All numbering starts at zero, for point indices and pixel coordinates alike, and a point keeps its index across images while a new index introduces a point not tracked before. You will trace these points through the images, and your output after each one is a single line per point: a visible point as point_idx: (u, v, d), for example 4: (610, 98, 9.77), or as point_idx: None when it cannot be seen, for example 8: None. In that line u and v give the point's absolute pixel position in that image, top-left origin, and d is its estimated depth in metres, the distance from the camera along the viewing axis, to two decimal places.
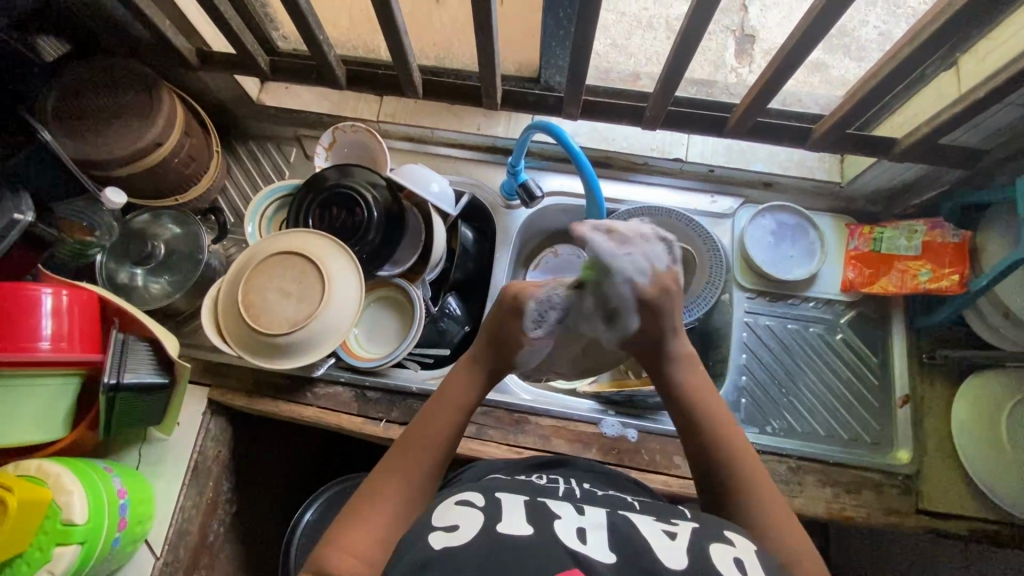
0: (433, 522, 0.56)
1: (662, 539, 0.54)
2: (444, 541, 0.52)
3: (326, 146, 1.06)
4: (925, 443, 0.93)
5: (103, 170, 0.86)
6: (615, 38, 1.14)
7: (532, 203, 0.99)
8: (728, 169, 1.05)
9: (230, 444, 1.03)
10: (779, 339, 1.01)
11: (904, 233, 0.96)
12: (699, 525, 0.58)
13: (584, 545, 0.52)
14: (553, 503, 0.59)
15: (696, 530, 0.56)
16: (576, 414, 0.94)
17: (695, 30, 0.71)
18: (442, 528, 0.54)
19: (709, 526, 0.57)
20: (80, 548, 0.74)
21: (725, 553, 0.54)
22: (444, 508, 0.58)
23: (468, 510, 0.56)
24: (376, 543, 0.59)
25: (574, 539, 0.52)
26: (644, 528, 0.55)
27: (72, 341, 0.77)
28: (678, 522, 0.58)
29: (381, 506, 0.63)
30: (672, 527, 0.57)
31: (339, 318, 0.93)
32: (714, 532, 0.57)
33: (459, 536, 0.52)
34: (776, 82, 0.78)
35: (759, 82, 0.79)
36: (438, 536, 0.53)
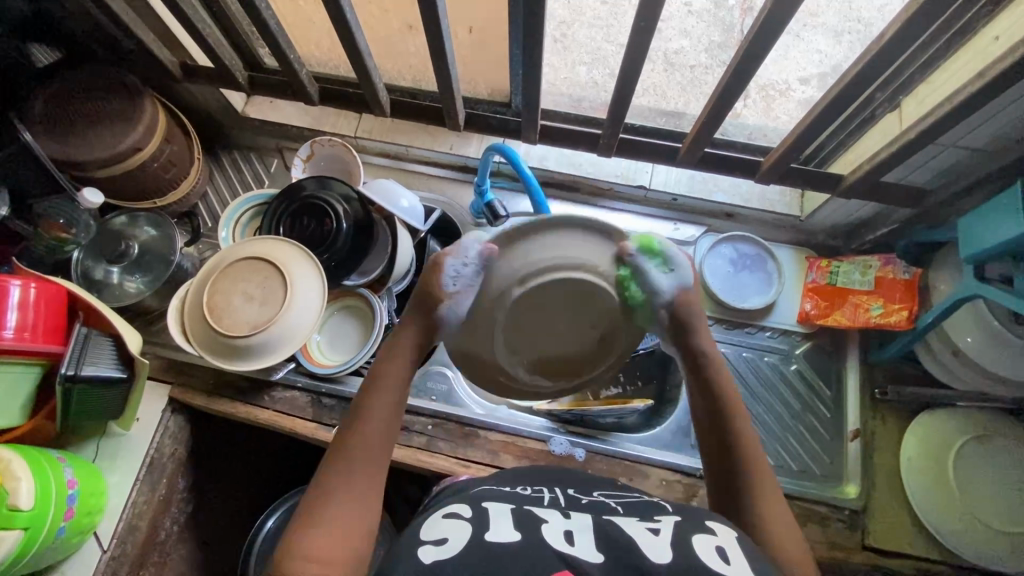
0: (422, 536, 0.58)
1: (644, 537, 0.55)
2: (433, 556, 0.53)
3: (303, 158, 1.10)
4: (876, 480, 0.93)
5: (83, 171, 0.90)
6: (613, 69, 1.14)
7: (497, 223, 1.03)
8: (690, 198, 1.07)
9: (189, 443, 1.05)
10: (733, 367, 1.02)
11: (859, 267, 0.98)
12: (682, 519, 0.58)
13: (571, 547, 0.53)
14: (538, 510, 0.60)
15: (678, 524, 0.57)
16: (526, 430, 0.95)
17: (637, 60, 0.75)
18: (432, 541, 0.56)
19: (692, 520, 0.58)
20: (23, 534, 0.75)
21: (707, 543, 0.54)
22: (434, 521, 0.59)
23: (458, 523, 0.58)
24: (343, 540, 0.54)
25: (561, 543, 0.53)
26: (627, 528, 0.56)
27: (35, 332, 0.80)
28: (660, 518, 0.59)
29: (337, 501, 0.56)
30: (656, 525, 0.57)
31: (300, 322, 0.95)
32: (695, 523, 0.57)
33: (450, 549, 0.54)
34: (716, 114, 0.83)
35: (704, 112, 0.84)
36: (427, 551, 0.54)
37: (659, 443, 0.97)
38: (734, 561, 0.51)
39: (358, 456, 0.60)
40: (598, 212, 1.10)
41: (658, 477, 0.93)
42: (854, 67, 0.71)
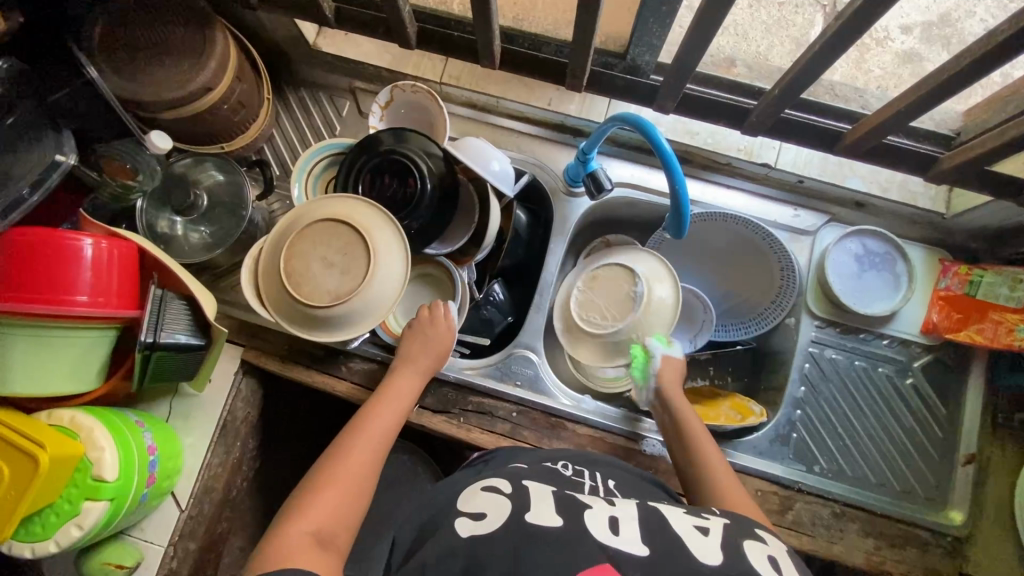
0: (460, 505, 0.63)
1: (695, 535, 0.56)
2: (471, 529, 0.57)
3: (381, 104, 0.98)
4: (984, 508, 0.87)
5: (148, 112, 0.79)
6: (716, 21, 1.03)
7: (599, 195, 0.91)
8: (820, 182, 0.95)
9: (258, 403, 1.01)
10: (843, 375, 0.94)
11: (1006, 280, 0.87)
12: (731, 524, 0.59)
13: (615, 534, 0.54)
14: (582, 498, 0.62)
15: (727, 527, 0.58)
16: (616, 427, 0.90)
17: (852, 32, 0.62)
18: (470, 512, 0.60)
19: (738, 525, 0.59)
20: (109, 504, 0.73)
21: (759, 552, 0.55)
22: (472, 494, 0.63)
23: (496, 498, 0.61)
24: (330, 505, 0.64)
25: (604, 530, 0.55)
26: (676, 526, 0.57)
27: (110, 296, 0.74)
28: (708, 518, 0.60)
29: (340, 480, 0.67)
30: (704, 523, 0.58)
31: (381, 296, 0.88)
32: (744, 530, 0.58)
33: (488, 523, 0.57)
34: (928, 101, 0.69)
35: (906, 100, 0.70)
36: (465, 522, 0.58)
37: (756, 449, 0.91)
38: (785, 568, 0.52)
39: (361, 450, 0.71)
40: (706, 188, 0.99)
41: (756, 486, 0.88)
42: None
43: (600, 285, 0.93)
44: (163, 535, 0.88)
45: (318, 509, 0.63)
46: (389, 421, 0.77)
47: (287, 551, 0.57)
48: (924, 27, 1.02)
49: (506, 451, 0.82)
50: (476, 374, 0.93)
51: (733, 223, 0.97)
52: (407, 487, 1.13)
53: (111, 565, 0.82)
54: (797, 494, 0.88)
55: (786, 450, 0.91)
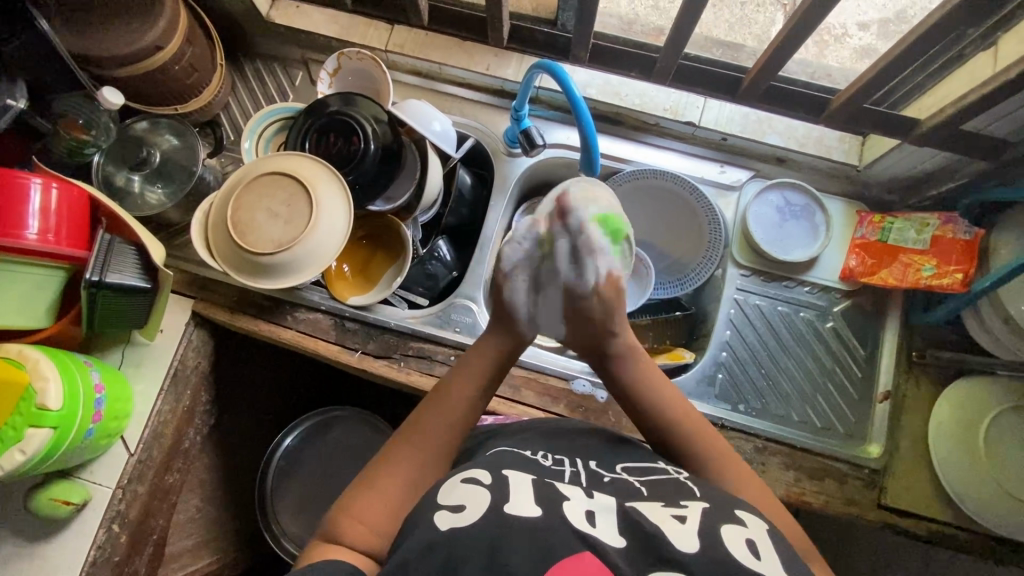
0: (439, 497, 0.55)
1: (674, 522, 0.51)
2: (450, 523, 0.51)
3: (330, 72, 1.04)
4: (899, 441, 0.91)
5: (102, 69, 0.86)
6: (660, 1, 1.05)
7: (532, 151, 0.97)
8: (741, 138, 1.00)
9: (210, 357, 1.05)
10: (766, 320, 0.98)
11: (914, 225, 0.92)
12: (710, 506, 0.55)
13: (592, 528, 0.50)
14: (559, 484, 0.57)
15: (707, 511, 0.53)
16: (549, 368, 0.94)
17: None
18: (448, 506, 0.53)
19: (720, 508, 0.54)
20: (53, 432, 0.77)
21: (738, 536, 0.51)
22: (449, 485, 0.56)
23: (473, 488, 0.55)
24: (384, 514, 0.57)
25: (583, 522, 0.50)
26: (653, 514, 0.52)
27: (59, 235, 0.79)
28: (689, 503, 0.55)
29: (398, 470, 0.61)
30: (681, 511, 0.54)
31: (324, 245, 0.92)
32: (726, 512, 0.54)
33: (466, 517, 0.51)
34: (788, 46, 0.75)
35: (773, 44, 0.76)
36: (444, 517, 0.52)
37: (683, 390, 0.95)
38: (766, 557, 0.48)
39: (423, 438, 0.64)
40: (638, 148, 1.05)
41: None
42: None
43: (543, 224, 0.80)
44: (111, 476, 0.91)
45: (373, 502, 0.57)
46: (465, 400, 0.68)
47: (328, 550, 0.54)
48: (886, 19, 0.89)
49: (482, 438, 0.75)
50: (417, 322, 0.98)
51: (660, 179, 1.03)
52: None
53: (58, 501, 0.85)
54: (720, 430, 0.92)
55: (711, 390, 0.95)
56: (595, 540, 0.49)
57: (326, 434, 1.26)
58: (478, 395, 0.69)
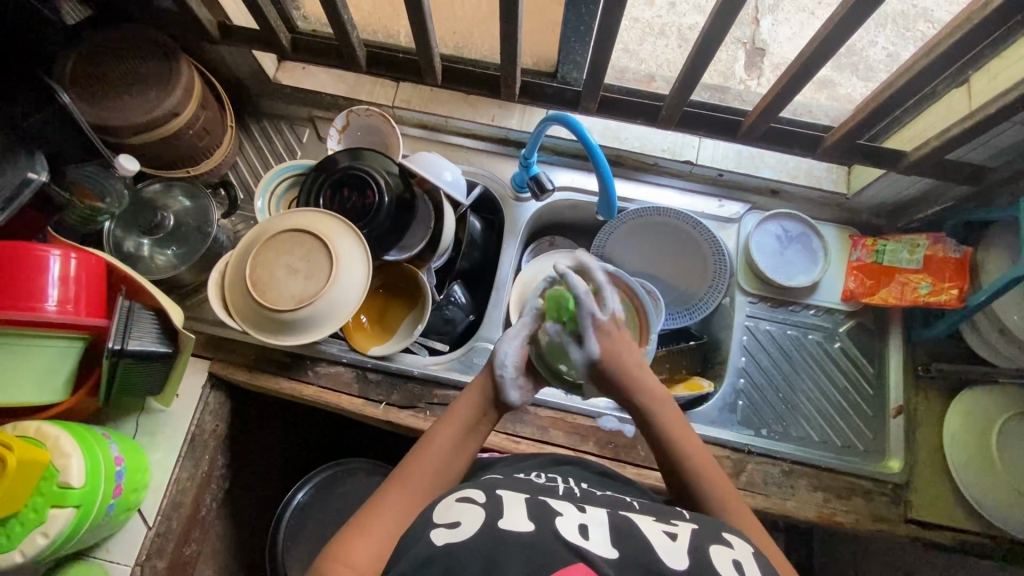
0: (434, 518, 0.60)
1: (664, 540, 0.57)
2: (446, 538, 0.55)
3: (338, 128, 1.07)
4: (917, 455, 0.94)
5: (118, 137, 0.87)
6: (626, 43, 1.14)
7: (543, 195, 1.01)
8: (737, 174, 1.07)
9: (227, 418, 1.03)
10: (778, 344, 1.02)
11: (906, 247, 0.98)
12: (700, 526, 0.61)
13: (586, 540, 0.55)
14: (553, 501, 0.61)
15: (695, 530, 0.59)
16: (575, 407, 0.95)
17: (712, 38, 0.75)
18: (444, 523, 0.58)
19: (708, 529, 0.60)
20: (75, 511, 0.74)
21: (726, 557, 0.56)
22: (447, 504, 0.61)
23: (470, 506, 0.59)
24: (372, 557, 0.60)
25: (577, 537, 0.55)
26: (645, 530, 0.58)
27: (78, 305, 0.78)
28: (678, 522, 0.61)
29: (393, 505, 0.66)
30: (673, 528, 0.59)
31: (344, 299, 0.93)
32: (713, 534, 0.59)
33: (463, 532, 0.56)
34: (785, 94, 0.81)
35: (772, 91, 0.83)
36: (440, 533, 0.57)
37: (707, 419, 0.97)
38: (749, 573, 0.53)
39: (414, 475, 0.69)
40: (639, 187, 1.10)
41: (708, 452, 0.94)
42: (946, 37, 0.70)
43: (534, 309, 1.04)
44: (128, 554, 0.87)
45: (367, 534, 0.62)
46: (452, 441, 0.75)
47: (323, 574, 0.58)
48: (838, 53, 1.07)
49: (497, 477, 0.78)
50: (440, 368, 0.98)
51: (663, 216, 1.08)
52: None
53: None
54: (748, 456, 0.93)
55: (733, 416, 0.97)
56: (590, 553, 0.53)
57: (337, 488, 1.21)
58: (457, 447, 0.74)
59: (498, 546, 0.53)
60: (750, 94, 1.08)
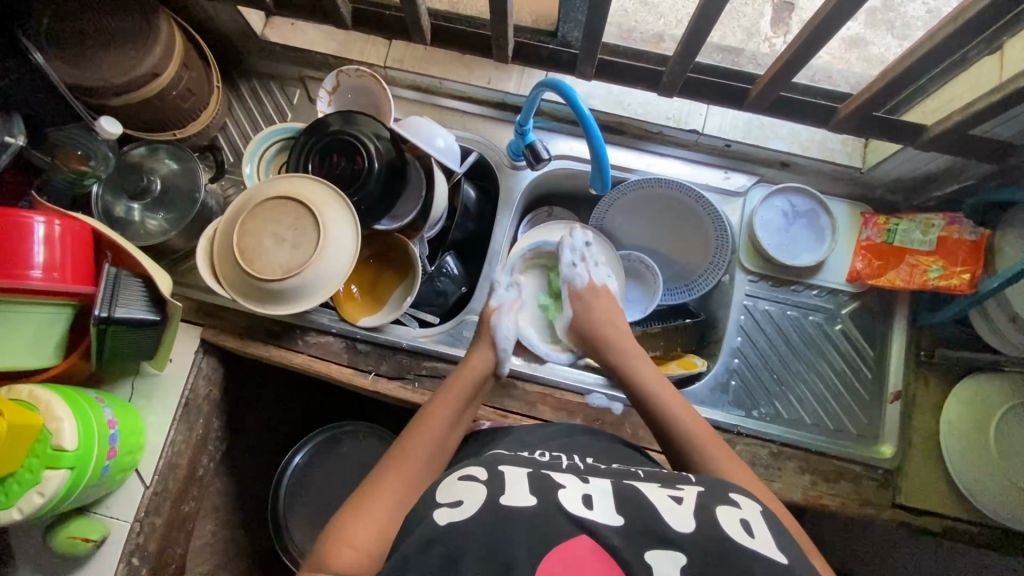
0: (440, 497, 0.60)
1: (669, 504, 0.57)
2: (449, 518, 0.55)
3: (328, 90, 1.03)
4: (911, 441, 0.93)
5: (98, 98, 0.84)
6: None
7: (538, 165, 0.97)
8: (746, 145, 1.01)
9: (221, 384, 1.04)
10: (777, 325, 0.99)
11: (919, 226, 0.93)
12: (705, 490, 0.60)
13: (589, 510, 0.55)
14: (554, 476, 0.62)
15: (700, 493, 0.59)
16: (564, 383, 0.94)
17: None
18: (448, 502, 0.58)
19: (714, 491, 0.60)
20: (70, 472, 0.76)
21: (732, 515, 0.56)
22: (449, 484, 0.62)
23: (472, 485, 0.60)
24: (377, 536, 0.59)
25: (580, 507, 0.55)
26: (650, 496, 0.58)
27: (64, 272, 0.78)
28: (683, 487, 0.61)
29: (388, 490, 0.64)
30: (678, 493, 0.60)
31: (333, 269, 0.92)
32: (719, 495, 0.60)
33: (464, 510, 0.56)
34: (800, 56, 0.76)
35: (786, 54, 0.77)
36: (443, 512, 0.56)
37: (697, 399, 0.96)
38: (756, 533, 0.53)
39: (410, 453, 0.70)
40: (641, 156, 1.05)
41: None
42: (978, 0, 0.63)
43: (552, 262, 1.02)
44: (129, 510, 0.89)
45: (360, 526, 0.59)
46: (443, 425, 0.75)
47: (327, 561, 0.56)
48: None
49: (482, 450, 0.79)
50: (429, 341, 0.97)
51: (665, 187, 1.03)
52: None
53: (78, 539, 0.84)
54: (736, 437, 0.92)
55: (724, 397, 0.96)
56: (589, 521, 0.53)
57: (335, 449, 1.24)
58: (452, 419, 0.77)
59: (467, 529, 0.53)
60: (766, 57, 1.00)
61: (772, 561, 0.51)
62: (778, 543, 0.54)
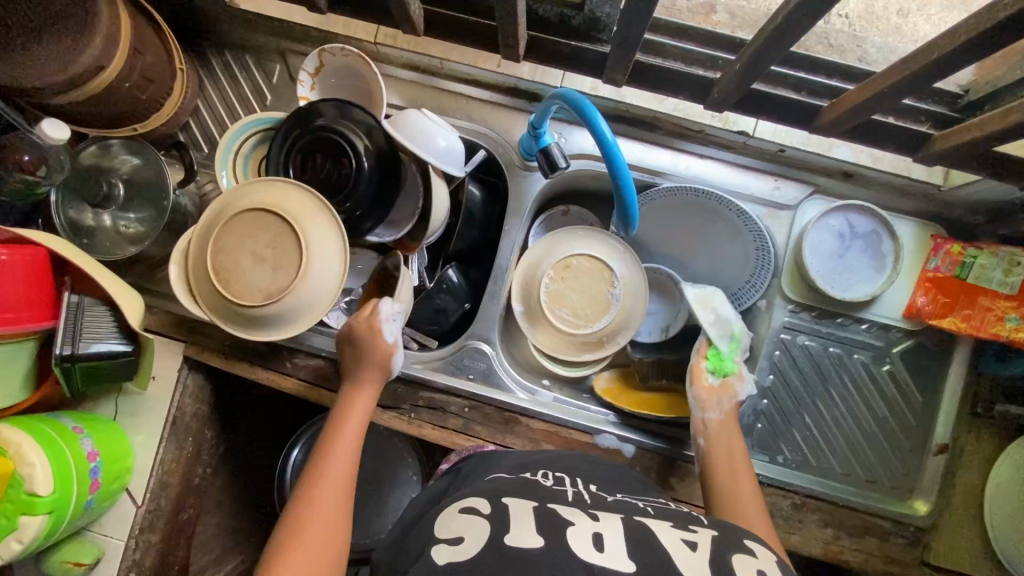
0: (437, 534, 0.57)
1: (682, 549, 0.51)
2: (448, 557, 0.51)
3: (310, 71, 0.88)
4: (951, 497, 0.85)
5: (39, 98, 0.72)
6: None
7: (553, 173, 0.82)
8: (803, 150, 0.86)
9: (210, 395, 0.99)
10: (815, 363, 0.88)
11: (1002, 263, 0.79)
12: (719, 533, 0.55)
13: (599, 554, 0.49)
14: (562, 511, 0.57)
15: (716, 539, 0.54)
16: (571, 420, 0.87)
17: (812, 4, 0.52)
18: (447, 539, 0.54)
19: (729, 538, 0.54)
20: (48, 517, 0.72)
21: (749, 564, 0.50)
22: (449, 517, 0.58)
23: (473, 520, 0.56)
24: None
25: (588, 549, 0.50)
26: (662, 538, 0.53)
27: (18, 310, 0.70)
28: (697, 529, 0.56)
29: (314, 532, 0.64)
30: (691, 535, 0.54)
31: (319, 291, 0.82)
32: (735, 542, 0.54)
33: (464, 550, 0.52)
34: (907, 88, 0.61)
35: (886, 81, 0.62)
36: (441, 551, 0.52)
37: None
38: None
39: (327, 485, 0.69)
40: (677, 158, 0.89)
41: None
42: None
43: (572, 276, 0.88)
44: (121, 529, 0.88)
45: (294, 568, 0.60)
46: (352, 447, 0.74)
47: None
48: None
49: (472, 472, 0.73)
50: (426, 368, 0.89)
51: (698, 195, 0.88)
52: (374, 462, 1.11)
53: (70, 564, 0.83)
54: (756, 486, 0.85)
55: (747, 440, 0.87)
56: (598, 565, 0.48)
57: None
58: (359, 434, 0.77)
59: None
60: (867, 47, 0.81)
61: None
62: None
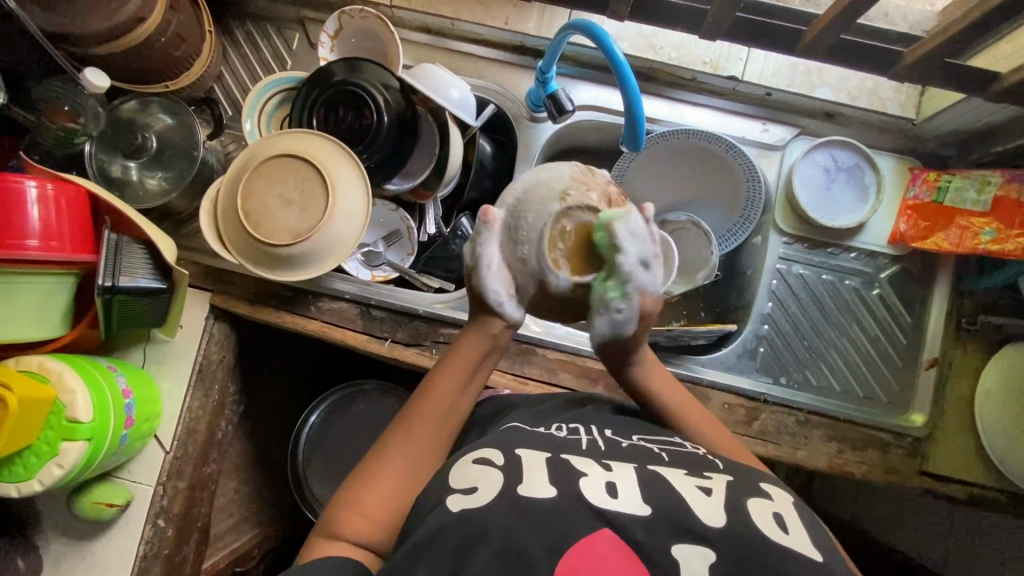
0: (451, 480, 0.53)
1: (697, 496, 0.50)
2: (463, 505, 0.49)
3: (331, 34, 0.95)
4: (944, 409, 0.90)
5: (82, 48, 0.77)
6: None
7: (560, 118, 0.88)
8: (790, 91, 0.92)
9: (234, 348, 1.02)
10: (810, 290, 0.94)
11: (974, 184, 0.86)
12: (734, 479, 0.54)
13: (614, 502, 0.48)
14: (576, 461, 0.55)
15: (730, 485, 0.52)
16: (585, 349, 0.92)
17: None
18: (461, 489, 0.51)
19: (744, 482, 0.53)
20: (88, 444, 0.75)
21: (764, 509, 0.50)
22: (462, 465, 0.55)
23: (487, 470, 0.53)
24: (385, 505, 0.55)
25: (604, 496, 0.49)
26: (676, 485, 0.51)
27: (62, 241, 0.73)
28: (711, 476, 0.54)
29: (394, 465, 0.58)
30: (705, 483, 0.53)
31: (344, 232, 0.87)
32: (749, 486, 0.53)
33: (481, 499, 0.50)
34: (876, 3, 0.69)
35: None
36: (456, 499, 0.50)
37: (723, 365, 0.93)
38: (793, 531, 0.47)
39: (417, 426, 0.61)
40: (673, 107, 0.97)
41: (722, 400, 0.90)
42: None
43: None
44: (149, 475, 0.90)
45: (371, 498, 0.55)
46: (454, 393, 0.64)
47: (323, 546, 0.53)
48: None
49: (500, 413, 0.75)
50: (445, 307, 0.94)
51: (693, 138, 0.95)
52: None
53: (102, 504, 0.86)
54: (763, 405, 0.90)
55: (751, 364, 0.93)
56: (614, 513, 0.47)
57: (349, 409, 1.24)
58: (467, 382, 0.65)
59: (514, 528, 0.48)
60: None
61: (809, 559, 0.45)
62: (815, 542, 0.48)
